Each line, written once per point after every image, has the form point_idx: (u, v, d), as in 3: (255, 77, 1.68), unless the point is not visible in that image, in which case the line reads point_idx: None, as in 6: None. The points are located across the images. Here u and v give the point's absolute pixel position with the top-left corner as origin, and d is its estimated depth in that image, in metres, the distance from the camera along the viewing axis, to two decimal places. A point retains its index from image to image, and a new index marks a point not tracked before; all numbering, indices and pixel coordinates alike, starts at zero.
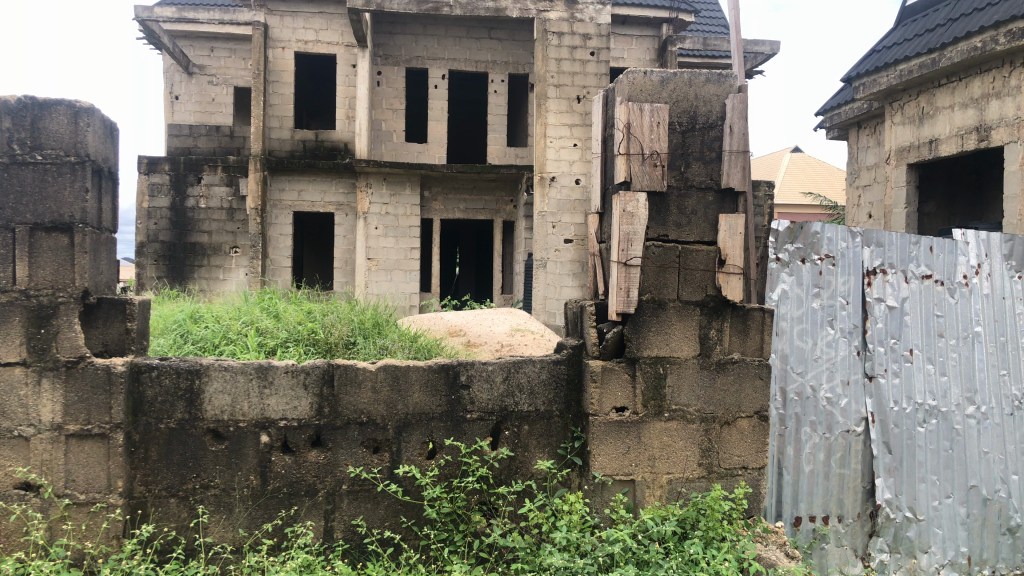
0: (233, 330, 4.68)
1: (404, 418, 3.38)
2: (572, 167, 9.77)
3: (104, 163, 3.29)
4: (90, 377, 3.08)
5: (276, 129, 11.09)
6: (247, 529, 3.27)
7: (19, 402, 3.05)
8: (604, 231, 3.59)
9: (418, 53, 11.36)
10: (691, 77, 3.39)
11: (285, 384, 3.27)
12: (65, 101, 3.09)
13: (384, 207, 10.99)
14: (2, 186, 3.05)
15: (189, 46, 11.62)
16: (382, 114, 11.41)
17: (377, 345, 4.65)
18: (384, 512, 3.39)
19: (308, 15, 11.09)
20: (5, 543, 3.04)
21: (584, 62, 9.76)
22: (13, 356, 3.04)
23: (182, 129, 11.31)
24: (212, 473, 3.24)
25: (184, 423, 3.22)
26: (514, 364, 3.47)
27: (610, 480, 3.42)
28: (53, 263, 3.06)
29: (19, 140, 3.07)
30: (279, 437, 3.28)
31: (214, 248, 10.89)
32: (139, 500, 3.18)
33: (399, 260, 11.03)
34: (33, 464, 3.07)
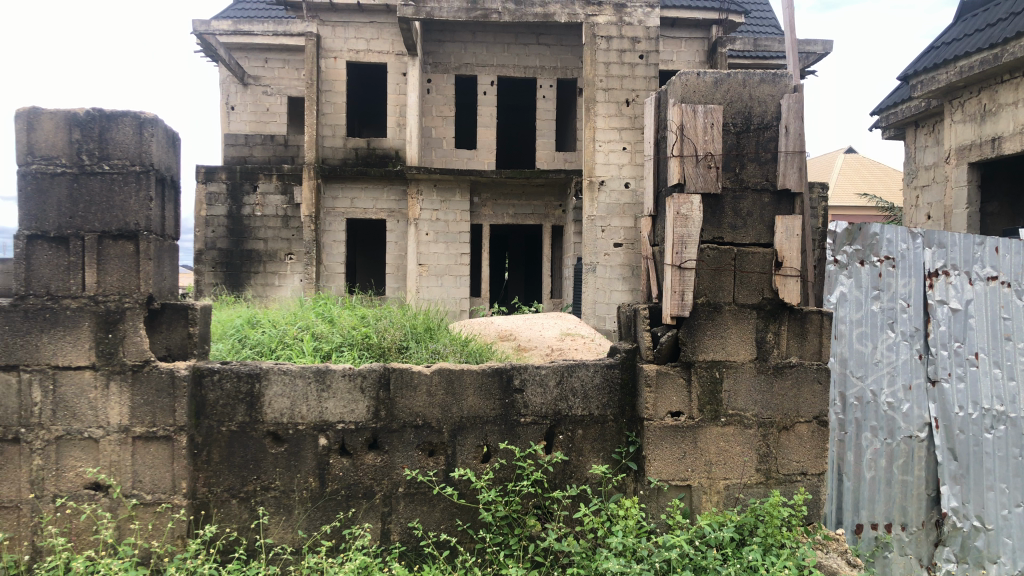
0: (289, 335, 4.76)
1: (458, 421, 3.40)
2: (621, 170, 9.72)
3: (167, 172, 3.38)
4: (155, 381, 3.16)
5: (329, 138, 11.27)
6: (306, 530, 3.31)
7: (89, 404, 3.14)
8: (657, 234, 3.57)
9: (467, 60, 11.44)
10: (745, 78, 3.35)
11: (342, 388, 3.32)
12: (131, 112, 3.19)
13: (434, 213, 11.06)
14: (71, 196, 3.14)
15: (244, 58, 11.88)
16: (432, 121, 11.52)
17: (429, 349, 4.69)
18: (440, 515, 3.41)
19: (359, 24, 11.25)
20: (76, 541, 3.14)
21: (633, 65, 9.71)
22: (83, 359, 3.13)
23: (239, 139, 11.76)
24: (272, 475, 3.30)
25: (245, 425, 3.28)
26: (567, 368, 3.47)
27: (666, 486, 3.39)
28: (119, 270, 3.15)
29: (87, 150, 3.16)
30: (337, 440, 3.33)
31: (270, 255, 11.05)
32: (202, 502, 3.25)
33: (450, 265, 11.09)
34: (102, 464, 3.16)
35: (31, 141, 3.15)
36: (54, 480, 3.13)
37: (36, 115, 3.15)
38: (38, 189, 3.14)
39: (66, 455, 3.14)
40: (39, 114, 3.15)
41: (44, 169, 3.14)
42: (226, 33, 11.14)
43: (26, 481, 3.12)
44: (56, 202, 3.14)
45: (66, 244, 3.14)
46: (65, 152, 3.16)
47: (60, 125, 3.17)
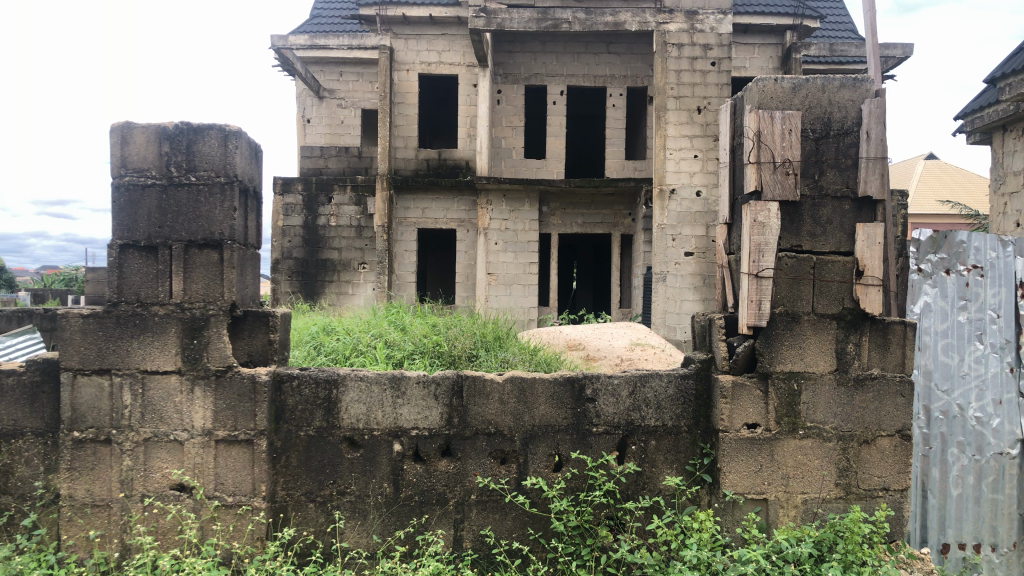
0: (362, 343, 4.85)
1: (530, 430, 3.40)
2: (692, 178, 9.60)
3: (249, 183, 3.48)
4: (237, 386, 3.25)
5: (402, 149, 11.46)
6: (381, 535, 3.36)
7: (175, 407, 3.25)
8: (733, 242, 3.52)
9: (537, 70, 11.50)
10: (824, 83, 3.28)
11: (416, 395, 3.36)
12: (216, 125, 3.30)
13: (504, 222, 11.12)
14: (161, 206, 3.27)
15: (320, 72, 12.17)
16: (502, 131, 11.60)
17: (499, 358, 4.72)
18: (512, 524, 3.41)
19: (431, 37, 11.42)
20: (162, 540, 3.25)
21: (705, 72, 9.59)
22: (170, 364, 3.24)
23: (314, 151, 11.86)
24: (349, 480, 3.36)
25: (323, 430, 3.35)
26: (640, 378, 3.44)
27: (742, 499, 3.32)
28: (204, 278, 3.26)
29: (176, 163, 3.28)
30: (411, 446, 3.38)
31: (344, 264, 11.26)
32: (281, 505, 3.34)
33: (519, 274, 11.12)
34: (187, 467, 3.26)
35: (124, 154, 3.28)
36: (142, 480, 3.24)
37: (129, 130, 3.29)
38: (130, 201, 3.28)
39: (154, 457, 3.25)
40: (131, 129, 3.28)
41: (136, 181, 3.27)
42: (303, 48, 11.43)
43: (116, 480, 3.24)
44: (146, 213, 3.27)
45: (155, 253, 3.26)
46: (155, 165, 3.28)
47: (151, 139, 3.30)
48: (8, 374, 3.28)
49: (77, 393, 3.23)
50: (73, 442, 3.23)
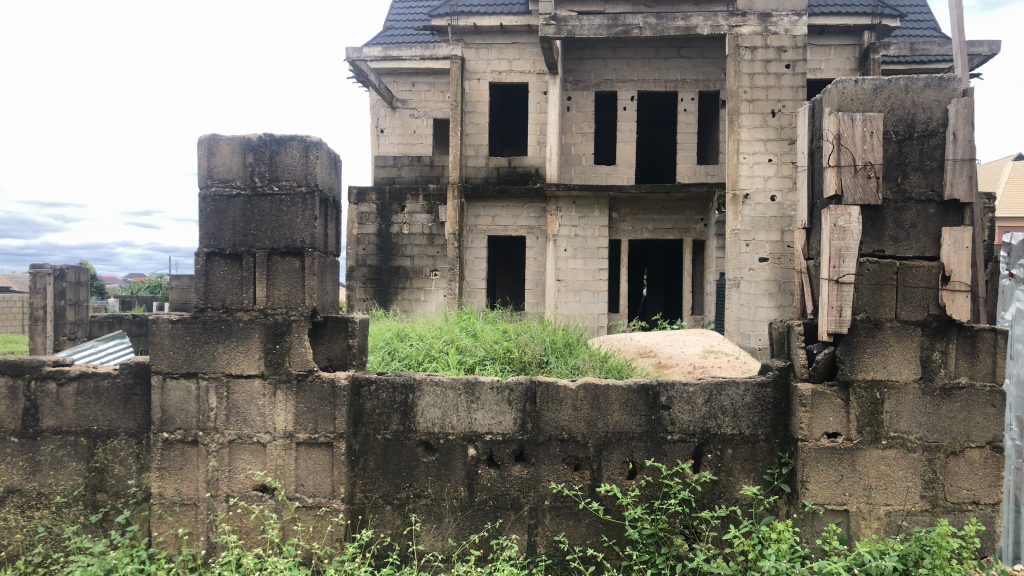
0: (435, 349, 4.91)
1: (604, 437, 3.39)
2: (767, 183, 9.42)
3: (329, 193, 3.58)
4: (318, 390, 3.33)
5: (473, 158, 11.62)
6: (456, 539, 3.40)
7: (258, 410, 3.35)
8: (812, 248, 3.45)
9: (607, 77, 11.50)
10: (908, 83, 3.19)
11: (490, 400, 3.39)
12: (297, 136, 3.40)
13: (574, 228, 11.12)
14: (245, 216, 3.38)
15: (393, 83, 12.40)
16: (572, 138, 11.63)
17: (569, 364, 4.72)
18: (586, 530, 3.40)
19: (502, 46, 11.52)
20: (246, 539, 3.34)
21: (779, 75, 9.42)
22: (253, 369, 3.34)
23: (388, 160, 12.37)
24: (425, 483, 3.41)
25: (399, 434, 3.42)
26: (716, 386, 3.39)
27: (822, 510, 3.25)
28: (286, 285, 3.36)
29: (260, 173, 3.39)
30: (485, 451, 3.41)
31: (416, 271, 11.38)
32: (359, 507, 3.42)
33: (589, 280, 11.07)
34: (269, 468, 3.34)
35: (211, 165, 3.41)
36: (227, 481, 3.35)
37: (216, 142, 3.42)
38: (216, 210, 3.40)
39: (238, 458, 3.36)
40: (217, 141, 3.41)
41: (221, 192, 3.40)
42: (377, 59, 11.67)
43: (202, 480, 3.35)
44: (232, 222, 3.39)
45: (240, 260, 3.38)
46: (240, 175, 3.40)
47: (236, 150, 3.42)
48: (104, 377, 3.43)
49: (166, 396, 3.36)
50: (162, 443, 3.36)
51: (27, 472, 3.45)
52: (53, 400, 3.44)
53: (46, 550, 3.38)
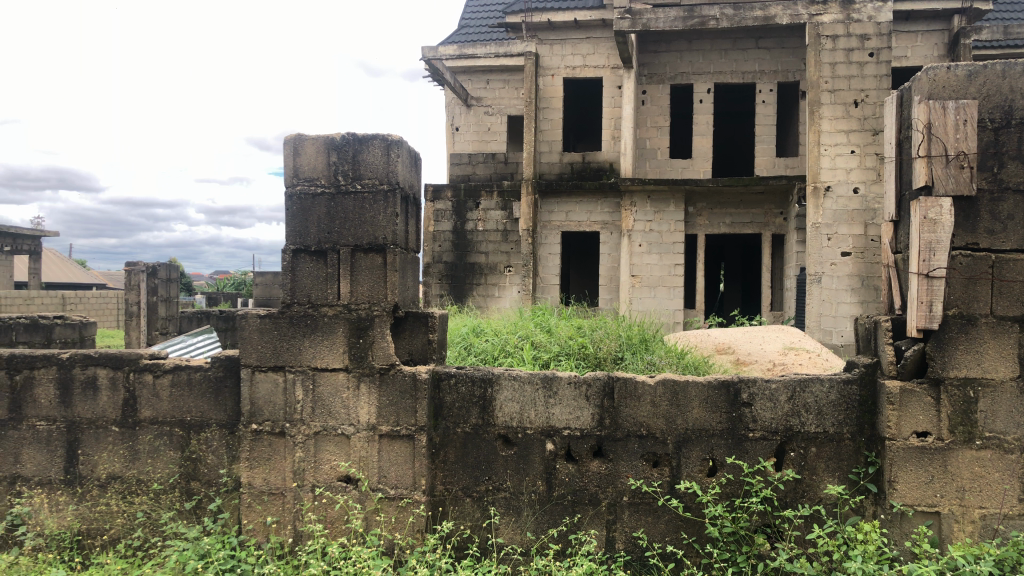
0: (510, 344, 4.95)
1: (683, 434, 3.36)
2: (849, 175, 9.17)
3: (409, 190, 3.63)
4: (399, 383, 3.39)
5: (547, 154, 11.65)
6: (535, 532, 3.42)
7: (342, 403, 3.43)
8: (901, 241, 3.34)
9: (683, 69, 11.37)
10: (1005, 68, 3.06)
11: (568, 395, 3.40)
12: (379, 135, 3.47)
13: (649, 224, 11.02)
14: (330, 214, 3.47)
15: (468, 81, 12.50)
16: (647, 132, 11.53)
17: (645, 361, 4.68)
18: (665, 527, 3.37)
19: (576, 41, 11.52)
20: (331, 529, 3.42)
21: (862, 64, 9.15)
22: (338, 362, 3.43)
23: (463, 158, 12.22)
24: (504, 477, 3.45)
25: (478, 428, 3.47)
26: (800, 383, 3.31)
27: (911, 511, 3.14)
28: (369, 281, 3.43)
29: (343, 172, 3.47)
30: (563, 445, 3.42)
31: (490, 267, 11.45)
32: (440, 498, 3.48)
33: (664, 276, 10.96)
34: (353, 459, 3.42)
35: (297, 165, 3.52)
36: (313, 471, 3.44)
37: (301, 142, 3.52)
38: (301, 208, 3.51)
39: (323, 449, 3.45)
40: (303, 141, 3.52)
41: (307, 190, 3.50)
42: (452, 57, 11.79)
43: (290, 470, 3.46)
44: (317, 220, 3.49)
45: (324, 257, 3.47)
46: (324, 174, 3.49)
47: (320, 149, 3.52)
48: (196, 369, 3.57)
49: (255, 388, 3.48)
50: (252, 434, 3.48)
51: (127, 460, 3.61)
52: (149, 392, 3.60)
53: (145, 534, 3.55)
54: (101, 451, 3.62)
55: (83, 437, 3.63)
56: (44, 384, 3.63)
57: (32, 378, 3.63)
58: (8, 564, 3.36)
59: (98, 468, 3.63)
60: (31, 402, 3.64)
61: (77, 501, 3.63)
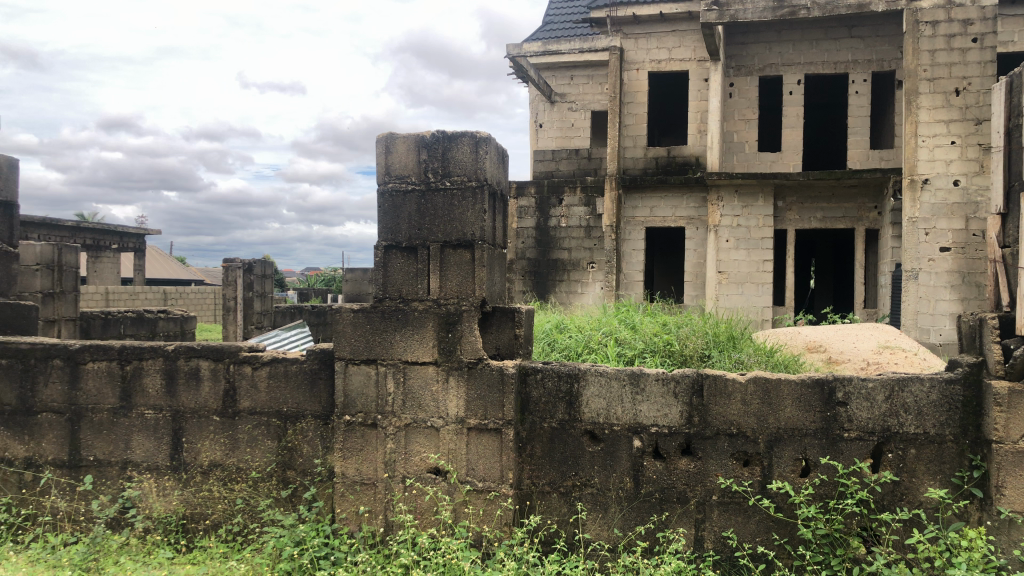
0: (594, 341, 4.93)
1: (775, 433, 3.28)
2: (949, 167, 8.78)
3: (497, 187, 3.67)
4: (487, 377, 3.42)
5: (631, 149, 11.56)
6: (622, 529, 3.40)
7: (432, 396, 3.48)
8: (1009, 234, 3.19)
9: (772, 61, 11.11)
10: None
11: (656, 392, 3.37)
12: (468, 132, 3.51)
13: (736, 219, 10.80)
14: (420, 211, 3.55)
15: (552, 77, 12.52)
16: (734, 125, 11.32)
17: (733, 358, 4.60)
18: (756, 528, 3.31)
19: (662, 34, 11.41)
20: (421, 520, 3.48)
21: (964, 50, 8.76)
22: (428, 356, 3.49)
23: (546, 155, 12.00)
24: (591, 473, 3.44)
25: (565, 423, 3.47)
26: (898, 382, 3.20)
27: (1021, 518, 2.99)
28: (458, 276, 3.48)
29: (433, 169, 3.54)
30: (651, 443, 3.39)
31: (574, 264, 11.44)
32: (527, 493, 3.50)
33: (751, 272, 10.73)
34: (442, 451, 3.47)
35: (388, 163, 3.62)
36: (403, 462, 3.51)
37: (393, 141, 3.62)
38: (393, 205, 3.60)
39: (413, 441, 3.51)
40: (394, 140, 3.61)
41: (398, 187, 3.59)
42: (537, 54, 11.84)
43: (381, 461, 3.53)
44: (407, 217, 3.58)
45: (415, 253, 3.55)
46: (415, 171, 3.57)
47: (411, 147, 3.60)
48: (292, 362, 3.69)
49: (349, 380, 3.57)
50: (345, 425, 3.57)
51: (227, 448, 3.76)
52: (248, 383, 3.73)
53: (244, 520, 3.70)
54: (203, 440, 3.78)
55: (186, 426, 3.79)
56: (151, 374, 3.82)
57: (141, 368, 3.82)
58: (119, 544, 3.56)
59: (201, 455, 3.78)
60: (139, 391, 3.83)
61: (181, 486, 3.80)
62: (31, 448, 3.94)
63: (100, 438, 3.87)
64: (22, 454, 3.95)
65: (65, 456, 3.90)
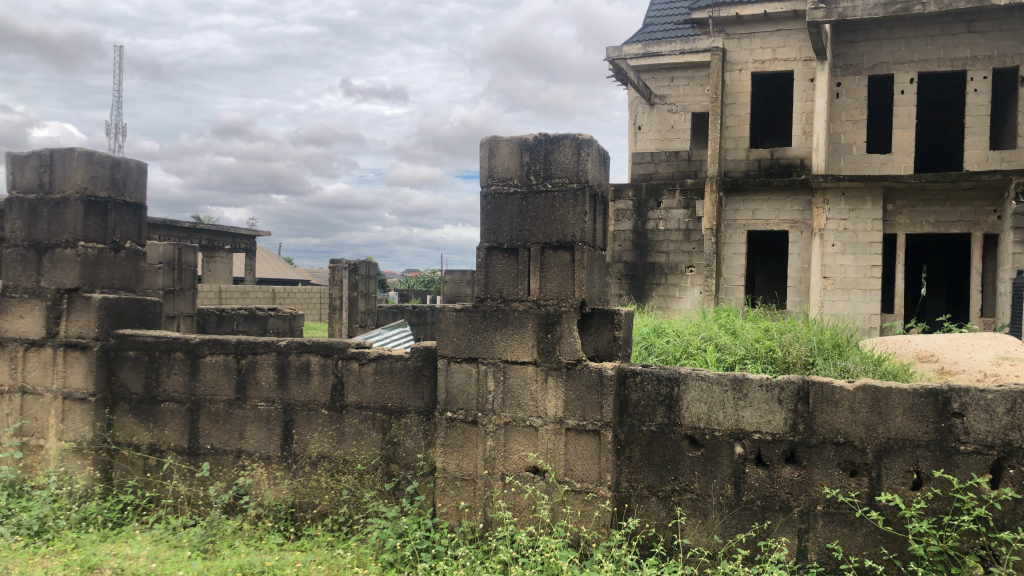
0: (693, 345, 4.88)
1: (885, 443, 3.16)
2: None
3: (598, 188, 3.68)
4: (586, 378, 3.43)
5: (733, 150, 11.37)
6: (722, 536, 3.35)
7: (531, 395, 3.52)
8: None
9: (883, 59, 10.71)
10: None
11: (759, 398, 3.31)
12: (570, 135, 3.54)
13: (843, 223, 10.41)
14: (521, 213, 3.61)
15: (652, 79, 12.44)
16: (842, 126, 10.97)
17: (838, 366, 4.46)
18: (863, 540, 3.19)
19: (766, 34, 11.19)
20: (519, 517, 3.51)
21: None
22: (527, 356, 3.52)
23: (645, 157, 11.88)
24: (691, 478, 3.40)
25: (664, 427, 3.45)
26: (1020, 394, 3.02)
27: None
28: (558, 277, 3.51)
29: (535, 171, 3.59)
30: (754, 450, 3.33)
31: (671, 267, 11.30)
32: (625, 495, 3.49)
33: (859, 278, 10.35)
34: (541, 451, 3.50)
35: (492, 165, 3.70)
36: (503, 460, 3.55)
37: (496, 144, 3.70)
38: (495, 207, 3.68)
39: (513, 440, 3.55)
40: (498, 143, 3.69)
41: (500, 189, 3.66)
42: (637, 56, 11.80)
43: (481, 458, 3.59)
44: (509, 219, 3.64)
45: (516, 254, 3.61)
46: (517, 174, 3.64)
47: (514, 150, 3.67)
48: (397, 358, 3.79)
49: (450, 377, 3.65)
50: (446, 421, 3.65)
51: (334, 441, 3.89)
52: (355, 378, 3.86)
53: (349, 511, 3.83)
54: (312, 432, 3.93)
55: (296, 418, 3.95)
56: (265, 367, 3.99)
57: (255, 362, 4.00)
58: (233, 529, 3.74)
59: (309, 447, 3.93)
60: (254, 383, 4.01)
61: (291, 476, 3.95)
62: (155, 434, 4.19)
63: (217, 427, 4.08)
64: (147, 440, 4.21)
65: (185, 443, 4.13)
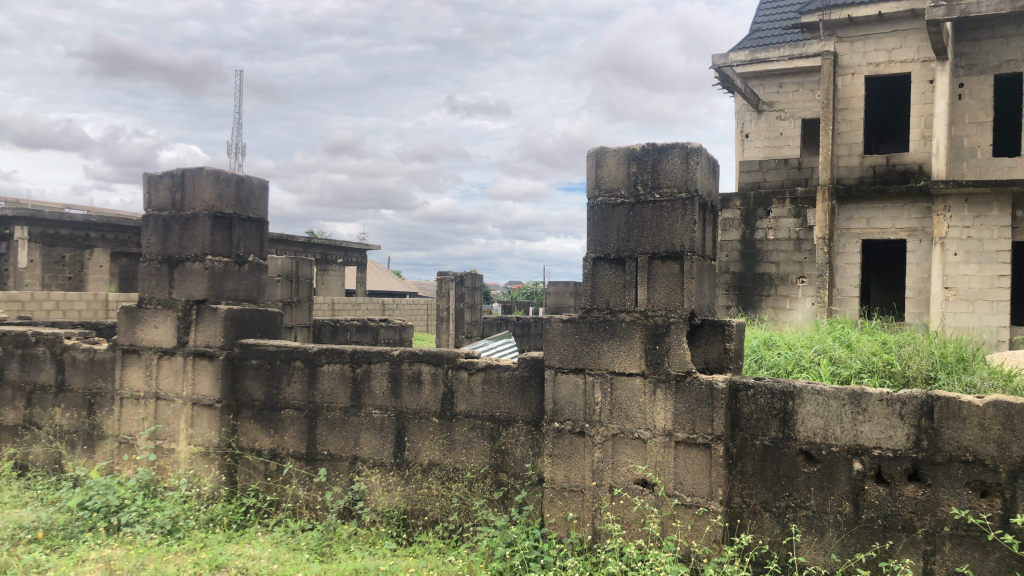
0: (806, 358, 4.74)
1: (1020, 462, 2.97)
2: None
3: (707, 197, 3.63)
4: (696, 392, 3.37)
5: (845, 157, 11.00)
6: (840, 555, 3.22)
7: (639, 407, 3.49)
8: None
9: (1011, 57, 10.13)
10: None
11: (879, 413, 3.18)
12: (679, 144, 3.51)
13: (966, 230, 9.89)
14: (630, 223, 3.61)
15: (760, 86, 12.18)
16: (965, 129, 10.44)
17: (963, 382, 4.22)
18: (996, 566, 3.00)
19: (881, 36, 10.80)
20: (628, 530, 3.48)
21: None
22: (635, 368, 3.50)
23: (753, 165, 11.73)
24: (806, 494, 3.30)
25: (778, 441, 3.36)
26: None
27: None
28: (667, 288, 3.48)
29: (643, 181, 3.59)
30: (874, 466, 3.20)
31: (781, 278, 10.99)
32: (738, 510, 3.41)
33: (985, 288, 9.80)
34: (650, 463, 3.47)
35: (600, 177, 3.73)
36: (611, 472, 3.54)
37: (603, 155, 3.72)
38: (603, 218, 3.69)
39: (621, 453, 3.53)
40: (605, 154, 3.72)
41: (608, 201, 3.68)
42: (743, 63, 11.59)
43: (589, 469, 3.58)
44: (617, 229, 3.65)
45: (623, 265, 3.61)
46: (625, 185, 3.65)
47: (621, 161, 3.68)
48: (506, 368, 3.84)
49: (558, 389, 3.67)
50: (555, 431, 3.66)
51: (445, 449, 3.97)
52: (464, 388, 3.93)
53: (460, 519, 3.88)
54: (424, 440, 4.02)
55: (409, 425, 4.05)
56: (378, 376, 4.11)
57: (369, 371, 4.13)
58: (349, 534, 3.87)
59: (421, 454, 4.03)
60: (368, 392, 4.14)
61: (403, 483, 4.05)
62: (275, 440, 4.37)
63: (333, 433, 4.22)
64: (268, 445, 4.39)
65: (303, 449, 4.29)
